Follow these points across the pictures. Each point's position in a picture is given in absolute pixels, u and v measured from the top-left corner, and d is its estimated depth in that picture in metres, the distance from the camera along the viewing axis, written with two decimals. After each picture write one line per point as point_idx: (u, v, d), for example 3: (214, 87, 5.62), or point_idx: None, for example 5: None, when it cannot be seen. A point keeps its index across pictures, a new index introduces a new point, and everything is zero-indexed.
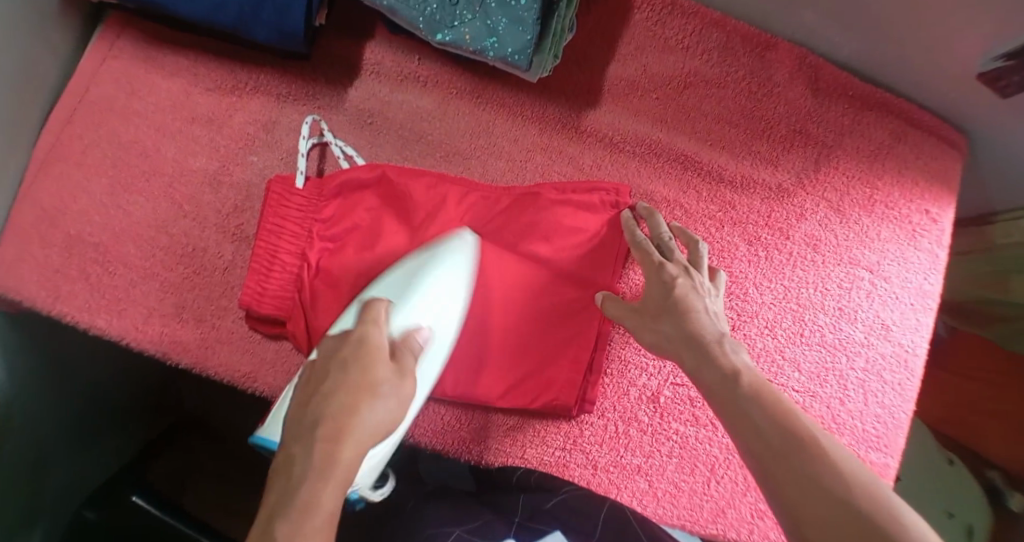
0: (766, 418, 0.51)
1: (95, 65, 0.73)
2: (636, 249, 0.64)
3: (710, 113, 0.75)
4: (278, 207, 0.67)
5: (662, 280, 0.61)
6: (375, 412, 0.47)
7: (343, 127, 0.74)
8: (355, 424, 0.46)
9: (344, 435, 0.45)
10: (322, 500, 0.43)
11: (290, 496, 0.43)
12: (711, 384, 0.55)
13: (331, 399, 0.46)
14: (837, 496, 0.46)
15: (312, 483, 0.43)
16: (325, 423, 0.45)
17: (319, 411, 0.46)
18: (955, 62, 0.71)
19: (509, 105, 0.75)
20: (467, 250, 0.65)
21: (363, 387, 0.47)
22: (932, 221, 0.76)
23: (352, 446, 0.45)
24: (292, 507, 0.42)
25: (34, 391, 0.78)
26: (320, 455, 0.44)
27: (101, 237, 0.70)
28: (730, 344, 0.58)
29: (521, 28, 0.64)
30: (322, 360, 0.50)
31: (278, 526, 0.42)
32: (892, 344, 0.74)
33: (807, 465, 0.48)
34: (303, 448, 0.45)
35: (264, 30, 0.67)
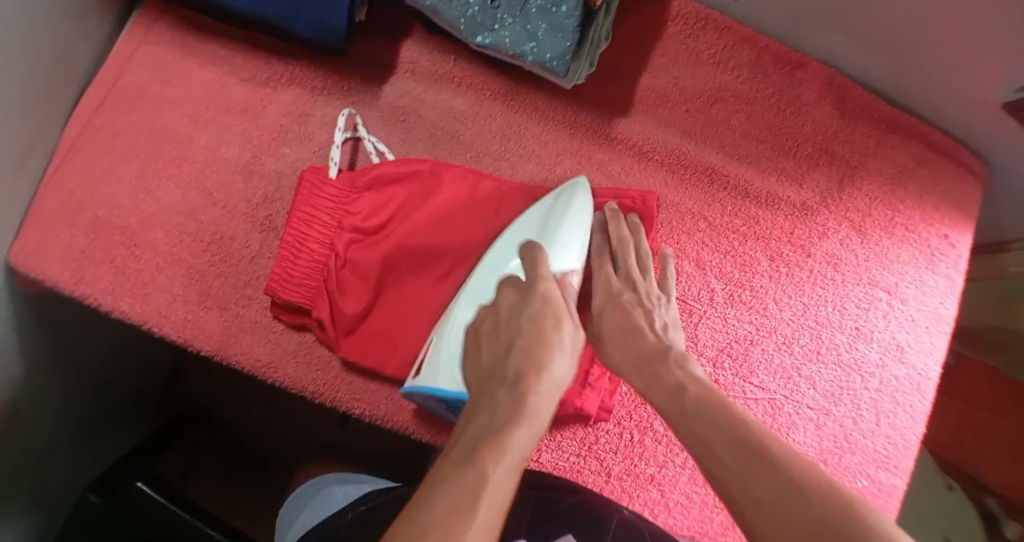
0: (715, 435, 0.50)
1: (131, 48, 0.74)
2: (596, 253, 0.70)
3: (738, 128, 0.76)
4: (311, 196, 0.68)
5: (610, 297, 0.66)
6: (556, 372, 0.53)
7: (376, 123, 0.74)
8: (548, 376, 0.52)
9: (543, 384, 0.51)
10: (522, 436, 0.47)
11: (496, 425, 0.47)
12: (662, 404, 0.55)
13: (530, 352, 0.53)
14: (786, 513, 0.43)
15: (518, 418, 0.48)
16: (527, 370, 0.52)
17: (523, 360, 0.53)
18: (981, 90, 0.72)
19: (541, 110, 0.75)
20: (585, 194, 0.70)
21: (553, 347, 0.54)
22: (950, 246, 0.77)
23: (544, 398, 0.51)
24: (498, 434, 0.46)
25: (52, 369, 0.79)
26: (521, 398, 0.50)
27: (130, 221, 0.70)
28: (675, 358, 0.58)
29: (561, 35, 0.65)
30: (507, 318, 0.58)
31: (484, 446, 0.46)
32: (906, 366, 0.74)
33: (758, 483, 0.45)
34: (508, 392, 0.51)
35: (306, 23, 0.68)
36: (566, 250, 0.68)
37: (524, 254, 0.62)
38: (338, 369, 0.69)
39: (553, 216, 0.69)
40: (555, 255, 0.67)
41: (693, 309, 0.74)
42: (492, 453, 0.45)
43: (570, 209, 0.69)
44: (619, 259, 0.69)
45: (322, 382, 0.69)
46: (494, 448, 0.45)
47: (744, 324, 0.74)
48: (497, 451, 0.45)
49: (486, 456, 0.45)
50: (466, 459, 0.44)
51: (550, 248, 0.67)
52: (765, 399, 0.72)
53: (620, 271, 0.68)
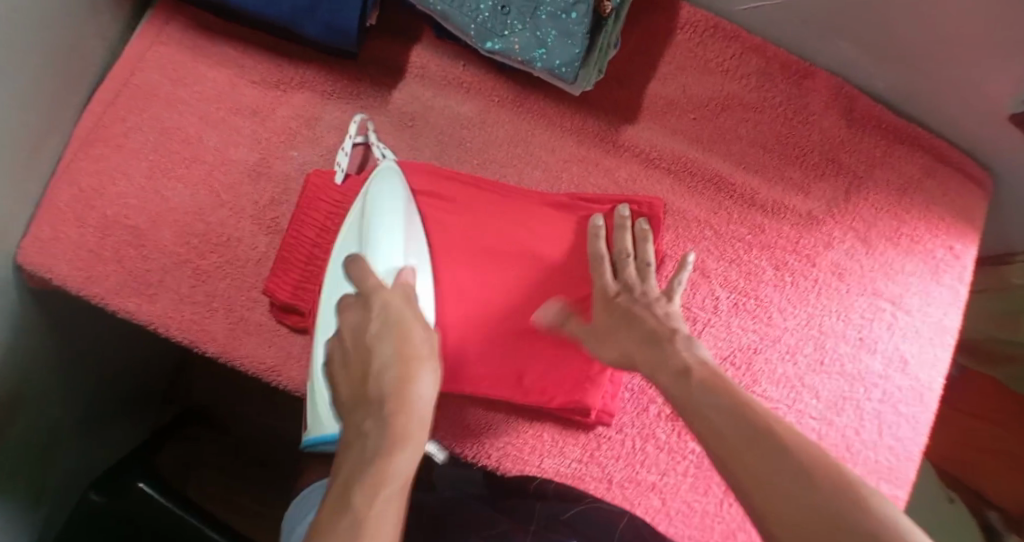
0: (719, 416, 0.47)
1: (142, 49, 0.74)
2: (592, 262, 0.68)
3: (745, 137, 0.76)
4: (314, 198, 0.69)
5: (606, 297, 0.65)
6: (422, 387, 0.47)
7: (385, 127, 0.74)
8: (414, 394, 0.46)
9: (409, 403, 0.46)
10: (402, 458, 0.43)
11: (366, 464, 0.42)
12: (669, 387, 0.53)
13: (388, 373, 0.46)
14: (790, 495, 0.40)
15: (387, 450, 0.43)
16: (388, 392, 0.45)
17: (383, 382, 0.46)
18: (989, 101, 0.72)
19: (549, 116, 0.76)
20: (396, 176, 0.67)
21: (416, 360, 0.47)
22: (955, 257, 0.77)
23: (409, 419, 0.45)
24: (370, 471, 0.42)
25: (57, 364, 0.79)
26: (388, 423, 0.44)
27: (138, 221, 0.71)
28: (682, 342, 0.57)
29: (570, 42, 0.65)
30: (355, 343, 0.49)
31: (357, 487, 0.41)
32: (910, 378, 0.74)
33: (758, 464, 0.42)
34: (374, 421, 0.45)
35: (317, 26, 0.68)
36: (393, 243, 0.62)
37: (351, 267, 0.53)
38: None
39: (367, 211, 0.64)
40: (389, 252, 0.61)
41: (697, 317, 0.74)
42: (368, 495, 0.40)
43: (379, 201, 0.64)
44: (621, 266, 0.68)
45: None
46: (371, 484, 0.41)
47: (748, 333, 0.74)
48: (374, 485, 0.41)
49: (361, 496, 0.40)
50: (341, 506, 0.40)
51: (374, 249, 0.61)
52: (768, 409, 0.72)
53: (622, 277, 0.67)
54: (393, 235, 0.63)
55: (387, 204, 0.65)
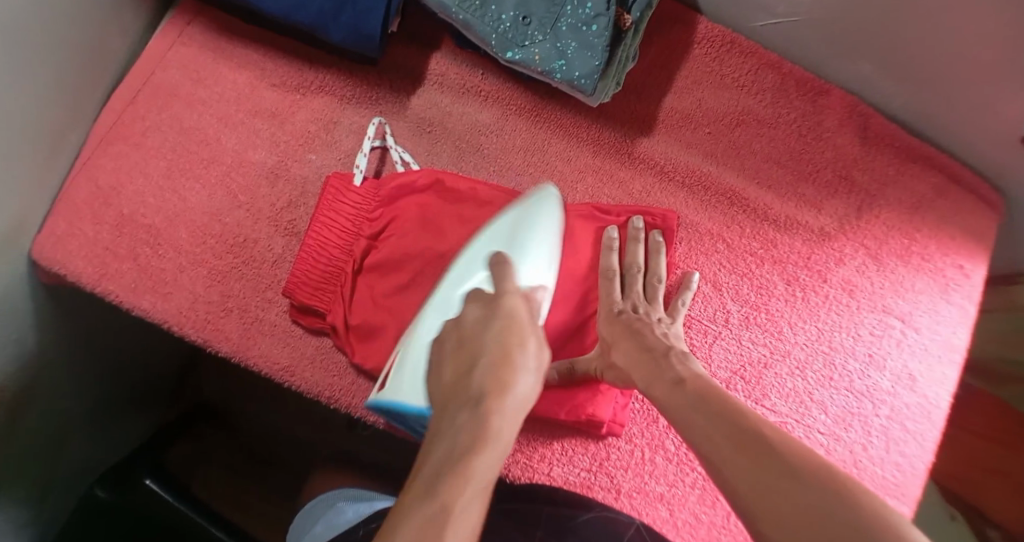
0: (711, 424, 0.50)
1: (163, 50, 0.75)
2: (603, 278, 0.69)
3: (759, 152, 0.77)
4: (334, 201, 0.70)
5: (611, 315, 0.66)
6: (523, 389, 0.50)
7: (402, 133, 0.75)
8: (513, 392, 0.50)
9: (507, 402, 0.49)
10: (490, 458, 0.46)
11: (456, 454, 0.45)
12: (662, 398, 0.55)
13: (496, 373, 0.50)
14: (779, 495, 0.43)
15: (482, 442, 0.46)
16: (490, 391, 0.49)
17: (487, 377, 0.50)
18: (1004, 124, 0.72)
19: (566, 126, 0.76)
20: (553, 203, 0.67)
21: (521, 369, 0.51)
22: (965, 276, 0.77)
23: (507, 418, 0.48)
24: (460, 461, 0.45)
25: (68, 360, 0.79)
26: (484, 419, 0.47)
27: (155, 220, 0.71)
28: (677, 355, 0.59)
29: (590, 54, 0.66)
30: (470, 334, 0.54)
31: (445, 474, 0.44)
32: (917, 395, 0.74)
33: (751, 467, 0.45)
34: (470, 412, 0.48)
35: (339, 31, 0.69)
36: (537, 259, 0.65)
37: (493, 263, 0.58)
38: (355, 376, 0.69)
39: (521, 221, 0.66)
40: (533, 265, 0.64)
41: (708, 329, 0.74)
42: (455, 481, 0.43)
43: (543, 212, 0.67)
44: (628, 284, 0.69)
45: (337, 388, 0.68)
46: (458, 473, 0.44)
47: (758, 346, 0.74)
48: (461, 478, 0.44)
49: (449, 485, 0.43)
50: (429, 491, 0.43)
51: (524, 256, 0.64)
52: (776, 423, 0.72)
53: (629, 295, 0.68)
54: (545, 253, 0.66)
55: (545, 222, 0.67)
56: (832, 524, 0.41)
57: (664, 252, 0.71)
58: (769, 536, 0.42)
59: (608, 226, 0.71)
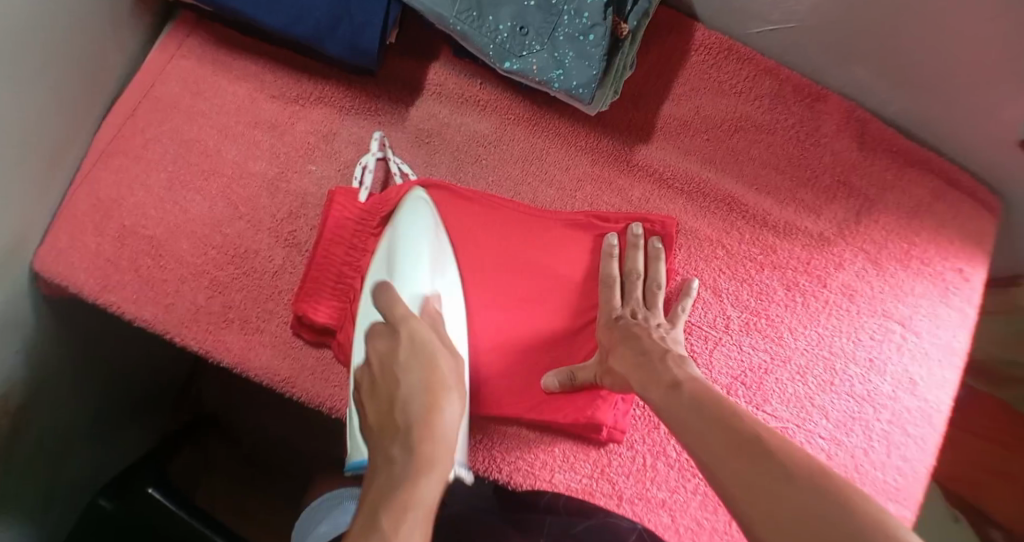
0: (706, 426, 0.50)
1: (164, 62, 0.76)
2: (603, 285, 0.69)
3: (758, 158, 0.77)
4: (338, 217, 0.70)
5: (610, 320, 0.67)
6: (448, 414, 0.54)
7: (401, 144, 0.75)
8: (438, 419, 0.54)
9: (435, 428, 0.53)
10: (428, 483, 0.49)
11: (398, 485, 0.48)
12: (658, 402, 0.55)
13: (416, 402, 0.54)
14: (773, 495, 0.43)
15: (419, 470, 0.50)
16: (414, 419, 0.53)
17: (413, 408, 0.54)
18: (1002, 128, 0.73)
19: (565, 134, 0.76)
20: (425, 205, 0.69)
21: (441, 393, 0.55)
22: (965, 279, 0.77)
23: (439, 441, 0.52)
24: (400, 493, 0.47)
25: (70, 370, 0.79)
26: (416, 447, 0.51)
27: (156, 232, 0.72)
28: (673, 358, 0.59)
29: (587, 63, 0.66)
30: (382, 370, 0.58)
31: (385, 507, 0.46)
32: (918, 399, 0.74)
33: (744, 468, 0.45)
34: (401, 444, 0.52)
35: (338, 44, 0.69)
36: (416, 270, 0.65)
37: (380, 297, 0.62)
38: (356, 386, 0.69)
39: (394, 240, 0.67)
40: (414, 275, 0.65)
41: (708, 335, 0.74)
42: (399, 514, 0.46)
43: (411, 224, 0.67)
44: (627, 289, 0.69)
45: (338, 398, 0.69)
46: (402, 504, 0.46)
47: (759, 352, 0.74)
48: (407, 505, 0.46)
49: (392, 516, 0.46)
50: (371, 523, 0.45)
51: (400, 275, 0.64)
52: (777, 428, 0.73)
53: (630, 300, 0.68)
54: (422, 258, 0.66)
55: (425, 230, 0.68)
56: (826, 525, 0.40)
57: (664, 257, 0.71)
58: (762, 536, 0.42)
59: (607, 234, 0.72)
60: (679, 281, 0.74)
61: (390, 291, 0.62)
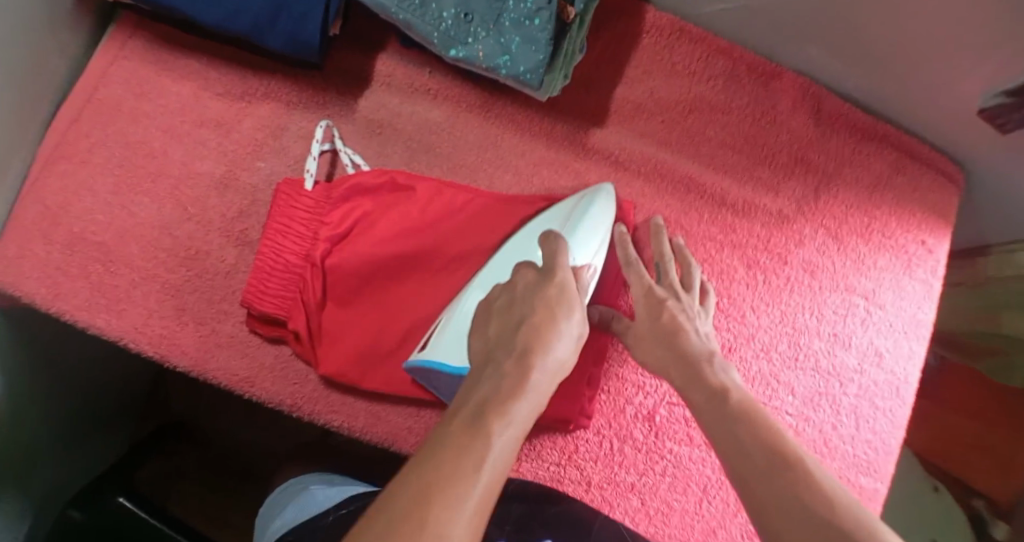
0: (753, 440, 0.50)
1: (107, 65, 0.74)
2: (628, 268, 0.66)
3: (714, 138, 0.77)
4: (286, 207, 0.68)
5: (652, 298, 0.64)
6: (561, 352, 0.51)
7: (351, 136, 0.74)
8: (553, 350, 0.51)
9: (546, 359, 0.50)
10: (524, 415, 0.46)
11: (500, 400, 0.46)
12: (700, 404, 0.55)
13: (536, 331, 0.51)
14: (796, 513, 0.43)
15: (518, 400, 0.46)
16: (530, 347, 0.50)
17: (532, 335, 0.51)
18: (959, 98, 0.72)
19: (518, 120, 0.75)
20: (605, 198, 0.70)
21: (560, 326, 0.52)
22: (928, 251, 0.77)
23: (547, 376, 0.49)
24: (500, 409, 0.45)
25: (33, 384, 0.78)
26: (524, 373, 0.48)
27: (105, 237, 0.70)
28: (719, 363, 0.59)
29: (533, 49, 0.66)
30: (523, 294, 0.55)
31: (486, 422, 0.43)
32: (885, 372, 0.75)
33: (777, 487, 0.45)
34: (514, 365, 0.49)
35: (281, 38, 0.68)
36: (588, 244, 0.67)
37: (545, 243, 0.60)
38: (316, 384, 0.69)
39: (575, 213, 0.69)
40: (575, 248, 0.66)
41: None
42: (491, 429, 0.43)
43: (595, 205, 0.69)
44: (662, 273, 0.68)
45: (299, 396, 0.69)
46: (494, 424, 0.44)
47: (722, 332, 0.74)
48: (498, 424, 0.44)
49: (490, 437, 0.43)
50: (471, 434, 0.42)
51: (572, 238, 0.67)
52: None
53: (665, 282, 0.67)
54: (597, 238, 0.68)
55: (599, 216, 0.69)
56: None
57: (688, 252, 0.72)
58: None
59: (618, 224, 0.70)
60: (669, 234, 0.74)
61: (551, 244, 0.60)
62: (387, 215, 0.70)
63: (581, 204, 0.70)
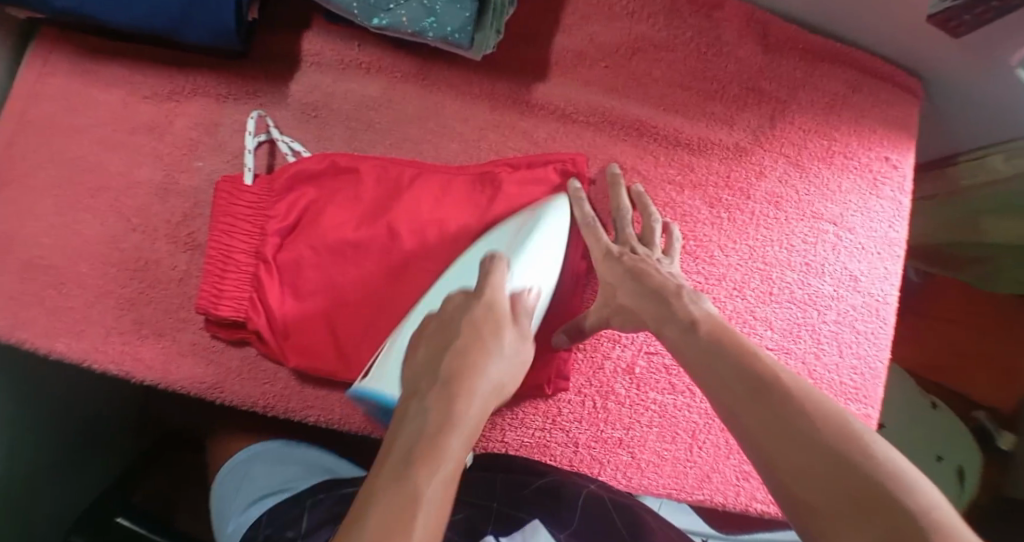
0: (725, 367, 0.48)
1: (30, 83, 0.72)
2: (585, 229, 0.67)
3: (661, 78, 0.75)
4: (228, 206, 0.66)
5: (610, 256, 0.63)
6: (498, 374, 0.49)
7: (288, 123, 0.72)
8: (484, 371, 0.48)
9: (473, 382, 0.47)
10: (456, 442, 0.43)
11: (426, 435, 0.43)
12: (674, 341, 0.53)
13: (463, 353, 0.49)
14: (783, 428, 0.43)
15: (447, 427, 0.44)
16: (457, 372, 0.47)
17: (459, 357, 0.48)
18: (906, 4, 0.70)
19: (458, 85, 0.74)
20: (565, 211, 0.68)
21: (489, 349, 0.50)
22: (893, 167, 0.76)
23: (477, 399, 0.47)
24: (427, 445, 0.43)
25: (8, 420, 0.76)
26: (450, 400, 0.45)
27: (52, 259, 0.68)
28: (688, 295, 0.56)
29: (459, 6, 0.65)
30: (452, 319, 0.52)
31: (413, 462, 0.41)
32: (862, 294, 0.73)
33: (760, 411, 0.45)
34: (439, 394, 0.46)
35: (200, 33, 0.66)
36: (535, 262, 0.64)
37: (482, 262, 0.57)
38: (287, 381, 0.67)
39: (526, 226, 0.66)
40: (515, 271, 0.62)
41: None
42: (426, 463, 0.42)
43: (545, 223, 0.66)
44: (620, 227, 0.68)
45: (271, 395, 0.67)
46: (430, 455, 0.42)
47: (692, 275, 0.72)
48: (430, 458, 0.42)
49: (419, 477, 0.41)
50: (397, 478, 0.41)
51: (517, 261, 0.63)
52: None
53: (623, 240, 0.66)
54: (546, 257, 0.65)
55: (552, 234, 0.66)
56: (860, 485, 0.39)
57: (649, 200, 0.71)
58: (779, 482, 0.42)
59: (576, 179, 0.70)
60: (625, 182, 0.73)
61: (492, 265, 0.57)
62: (334, 200, 0.69)
63: (530, 222, 0.66)
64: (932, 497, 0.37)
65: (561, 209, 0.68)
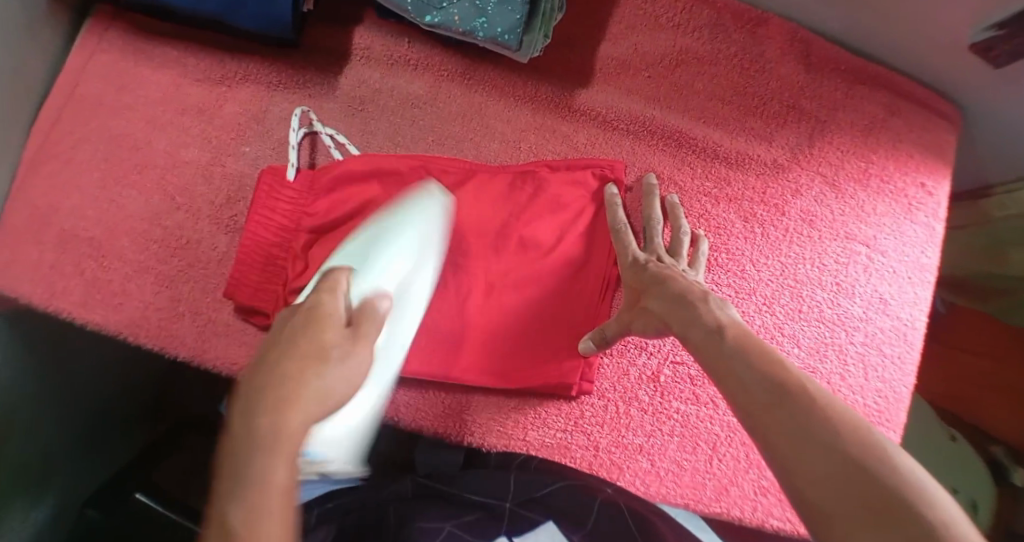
0: (751, 373, 0.48)
1: (84, 60, 0.73)
2: (615, 236, 0.68)
3: (702, 91, 0.76)
4: (268, 198, 0.68)
5: (639, 265, 0.64)
6: (335, 374, 0.43)
7: (333, 114, 0.74)
8: (319, 381, 0.42)
9: (305, 394, 0.41)
10: (284, 462, 0.38)
11: (246, 463, 0.38)
12: (700, 344, 0.53)
13: (288, 362, 0.42)
14: (808, 438, 0.43)
15: (269, 451, 0.38)
16: (277, 385, 0.41)
17: (276, 370, 0.42)
18: (944, 32, 0.72)
19: (501, 87, 0.75)
20: (435, 208, 0.64)
21: (325, 354, 0.43)
22: (928, 194, 0.76)
23: (306, 412, 0.41)
24: (245, 476, 0.38)
25: (39, 386, 0.78)
26: (277, 416, 0.39)
27: (95, 232, 0.70)
28: (714, 300, 0.57)
29: (510, 9, 0.66)
30: (284, 320, 0.46)
31: (238, 497, 0.37)
32: (891, 318, 0.73)
33: (784, 419, 0.44)
34: (260, 415, 0.39)
35: (251, 20, 0.68)
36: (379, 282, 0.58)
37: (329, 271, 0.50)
38: None
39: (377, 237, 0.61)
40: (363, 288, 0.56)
41: None
42: (260, 486, 0.37)
43: (406, 228, 0.62)
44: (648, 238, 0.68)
45: None
46: (256, 485, 0.37)
47: (723, 288, 0.73)
48: (257, 493, 0.37)
49: (247, 504, 0.37)
50: (226, 520, 0.36)
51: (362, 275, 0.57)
52: None
53: (651, 248, 0.67)
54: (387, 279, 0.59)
55: (403, 246, 0.61)
56: (884, 498, 0.38)
57: (682, 211, 0.72)
58: (802, 492, 0.41)
59: (610, 184, 0.71)
60: (661, 193, 0.74)
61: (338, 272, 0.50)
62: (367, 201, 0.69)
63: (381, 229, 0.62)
64: (960, 517, 0.37)
65: (426, 208, 0.64)
